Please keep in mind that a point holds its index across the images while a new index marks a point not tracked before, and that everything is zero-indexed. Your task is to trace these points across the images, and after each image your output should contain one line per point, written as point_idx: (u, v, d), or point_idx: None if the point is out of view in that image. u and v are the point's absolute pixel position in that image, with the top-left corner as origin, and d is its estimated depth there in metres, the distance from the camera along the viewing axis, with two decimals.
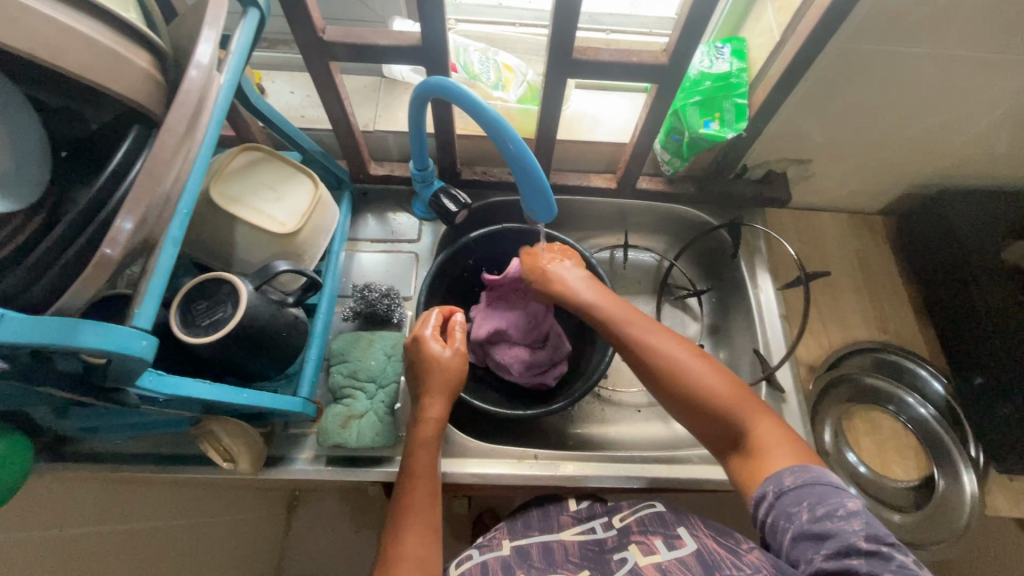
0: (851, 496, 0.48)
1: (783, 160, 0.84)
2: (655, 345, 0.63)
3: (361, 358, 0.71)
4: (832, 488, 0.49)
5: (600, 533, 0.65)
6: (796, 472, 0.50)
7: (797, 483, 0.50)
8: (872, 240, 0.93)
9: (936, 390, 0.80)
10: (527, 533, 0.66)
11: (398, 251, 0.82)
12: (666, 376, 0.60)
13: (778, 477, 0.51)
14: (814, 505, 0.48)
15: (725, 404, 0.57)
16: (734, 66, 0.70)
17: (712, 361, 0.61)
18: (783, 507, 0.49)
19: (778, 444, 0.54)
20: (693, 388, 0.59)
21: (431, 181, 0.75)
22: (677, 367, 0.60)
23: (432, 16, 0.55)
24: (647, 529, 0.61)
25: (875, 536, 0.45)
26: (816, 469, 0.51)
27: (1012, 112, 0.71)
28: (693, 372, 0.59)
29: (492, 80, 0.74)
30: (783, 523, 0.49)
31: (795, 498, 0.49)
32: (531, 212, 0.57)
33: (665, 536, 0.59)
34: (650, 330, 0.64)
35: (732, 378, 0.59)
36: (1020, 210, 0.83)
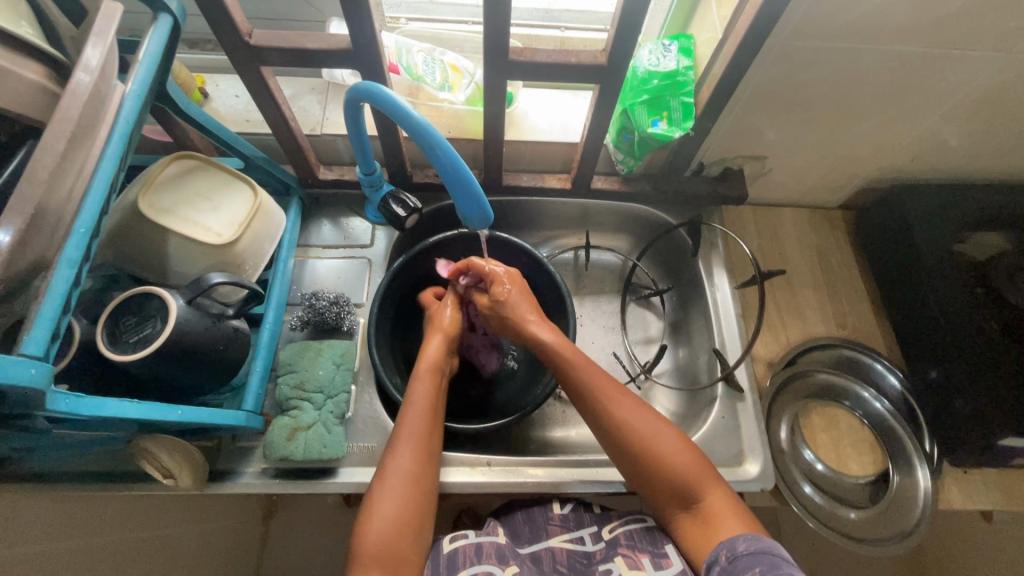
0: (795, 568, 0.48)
1: (739, 157, 0.83)
2: (612, 400, 0.62)
3: (309, 368, 0.69)
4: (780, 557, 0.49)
5: (588, 545, 0.64)
6: (750, 539, 0.51)
7: (749, 549, 0.50)
8: (832, 235, 0.93)
9: (892, 384, 0.80)
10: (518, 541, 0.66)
11: (350, 257, 0.81)
12: (617, 437, 0.60)
13: (731, 542, 0.52)
14: (765, 572, 0.48)
15: (677, 471, 0.57)
16: (681, 64, 0.69)
17: (674, 428, 0.61)
18: (734, 571, 0.49)
19: (726, 514, 0.55)
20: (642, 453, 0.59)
21: (379, 186, 0.73)
22: (631, 429, 0.60)
23: (360, 19, 0.53)
24: (634, 545, 0.61)
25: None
26: (767, 539, 0.51)
27: (958, 107, 0.71)
28: (653, 439, 0.59)
29: (438, 81, 0.73)
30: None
31: (747, 562, 0.49)
32: (466, 218, 0.56)
33: (652, 554, 0.59)
34: (608, 385, 0.63)
35: (691, 447, 0.59)
36: (975, 202, 0.83)
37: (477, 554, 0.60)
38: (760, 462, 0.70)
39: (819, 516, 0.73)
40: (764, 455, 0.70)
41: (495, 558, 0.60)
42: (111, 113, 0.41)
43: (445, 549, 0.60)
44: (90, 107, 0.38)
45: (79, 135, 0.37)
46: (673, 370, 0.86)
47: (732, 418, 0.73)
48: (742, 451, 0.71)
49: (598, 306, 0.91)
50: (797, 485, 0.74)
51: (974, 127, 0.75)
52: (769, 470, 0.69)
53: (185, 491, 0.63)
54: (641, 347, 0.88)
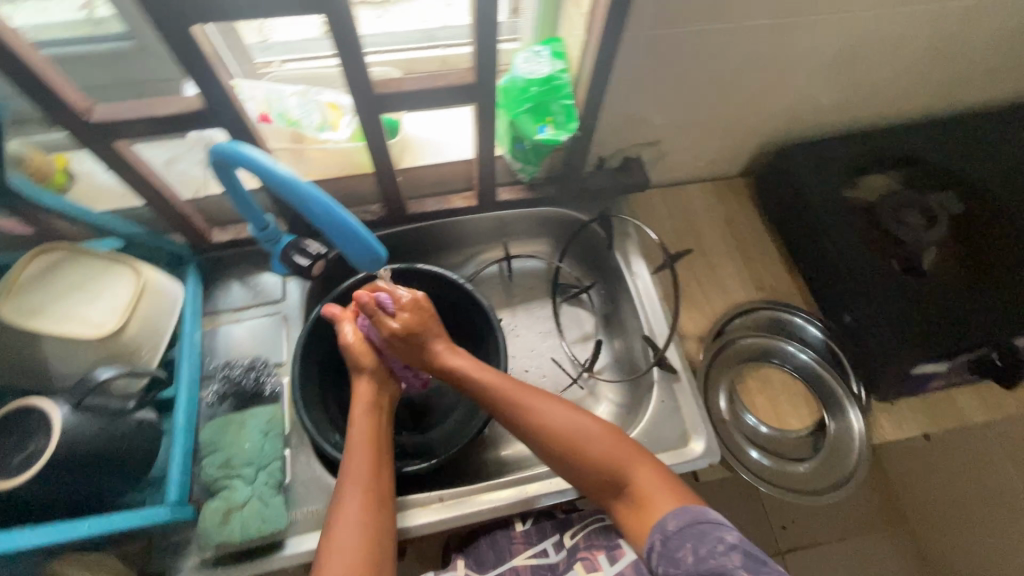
0: (729, 529, 0.50)
1: (635, 145, 0.85)
2: (526, 404, 0.61)
3: (233, 443, 0.65)
4: (710, 525, 0.50)
5: (551, 556, 0.66)
6: (679, 514, 0.52)
7: (679, 526, 0.51)
8: (738, 203, 0.97)
9: (814, 333, 0.84)
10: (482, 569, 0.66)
11: (262, 316, 0.77)
12: (544, 440, 0.59)
13: (661, 523, 0.52)
14: (696, 547, 0.49)
15: (603, 463, 0.57)
16: (555, 68, 0.69)
17: (598, 419, 0.60)
18: (669, 553, 0.50)
19: (655, 492, 0.54)
20: (566, 444, 0.58)
21: (278, 238, 0.71)
22: (557, 432, 0.59)
23: (206, 78, 0.51)
24: (592, 546, 0.65)
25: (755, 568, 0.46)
26: (693, 508, 0.52)
27: (819, 67, 0.75)
28: (579, 438, 0.58)
29: (317, 122, 0.70)
30: (671, 568, 0.49)
31: (679, 541, 0.50)
32: (359, 266, 0.55)
33: (607, 549, 0.65)
34: (521, 390, 0.62)
35: (614, 433, 0.59)
36: (854, 151, 0.89)
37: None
38: (704, 439, 0.71)
39: (769, 479, 0.75)
40: (707, 431, 0.72)
41: None
42: None
43: None
44: None
45: None
46: (614, 362, 0.87)
47: (672, 401, 0.75)
48: (686, 431, 0.72)
49: (531, 314, 0.91)
50: (744, 452, 0.76)
51: (836, 83, 0.80)
52: (714, 445, 0.71)
53: None
54: (580, 345, 0.88)
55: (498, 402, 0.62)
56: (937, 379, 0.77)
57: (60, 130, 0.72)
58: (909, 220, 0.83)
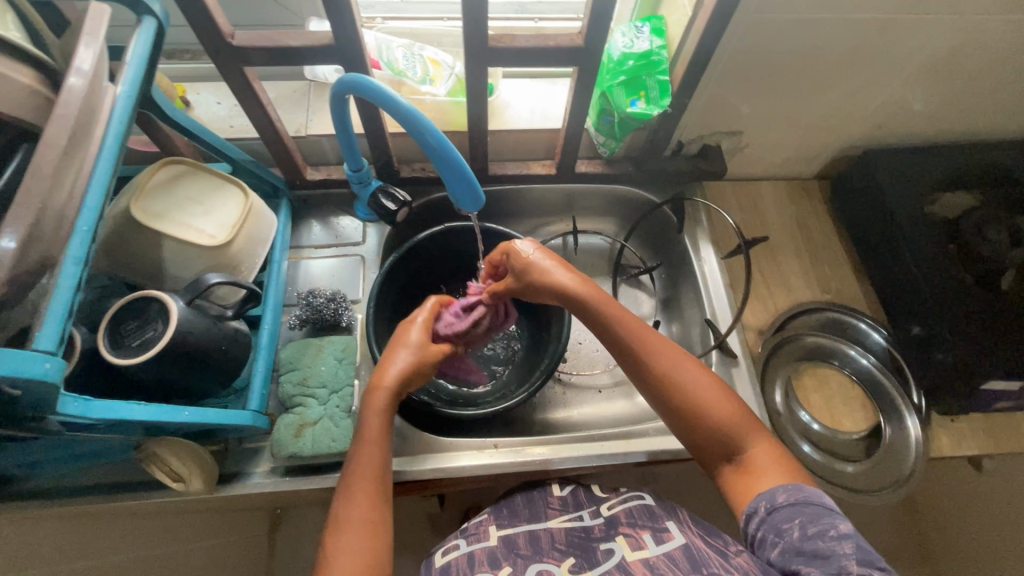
0: (841, 517, 0.48)
1: (716, 133, 0.86)
2: (651, 349, 0.60)
3: (311, 365, 0.70)
4: (822, 508, 0.49)
5: (586, 520, 0.65)
6: (790, 490, 0.50)
7: (790, 501, 0.49)
8: (811, 205, 0.96)
9: (876, 340, 0.83)
10: (514, 521, 0.67)
11: (342, 256, 0.81)
12: (664, 387, 0.58)
13: (770, 494, 0.51)
14: (805, 525, 0.47)
15: (723, 420, 0.56)
16: (655, 44, 0.71)
17: (721, 381, 0.59)
18: (773, 523, 0.49)
19: (769, 464, 0.54)
20: (688, 393, 0.57)
21: (368, 182, 0.75)
22: (682, 376, 0.58)
23: (341, 15, 0.55)
24: (635, 524, 0.62)
25: (867, 560, 0.44)
26: (810, 489, 0.51)
27: (919, 71, 0.75)
28: (700, 391, 0.57)
29: (419, 75, 0.74)
30: (772, 538, 0.49)
31: (786, 515, 0.49)
32: (458, 203, 0.58)
33: (653, 530, 0.61)
34: (646, 333, 0.61)
35: (733, 396, 0.58)
36: (944, 164, 0.87)
37: (470, 564, 0.61)
38: (758, 424, 0.72)
39: (820, 474, 0.74)
40: (761, 418, 0.72)
41: (488, 564, 0.61)
42: (104, 115, 0.42)
43: (437, 565, 0.63)
44: (84, 106, 0.38)
45: (77, 134, 0.38)
46: None
47: (727, 384, 0.76)
48: None
49: None
50: (795, 445, 0.76)
51: (936, 88, 0.78)
52: (767, 431, 0.71)
53: (197, 496, 0.63)
54: None
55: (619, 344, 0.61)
56: (1006, 399, 0.75)
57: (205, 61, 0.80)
58: (993, 237, 0.81)
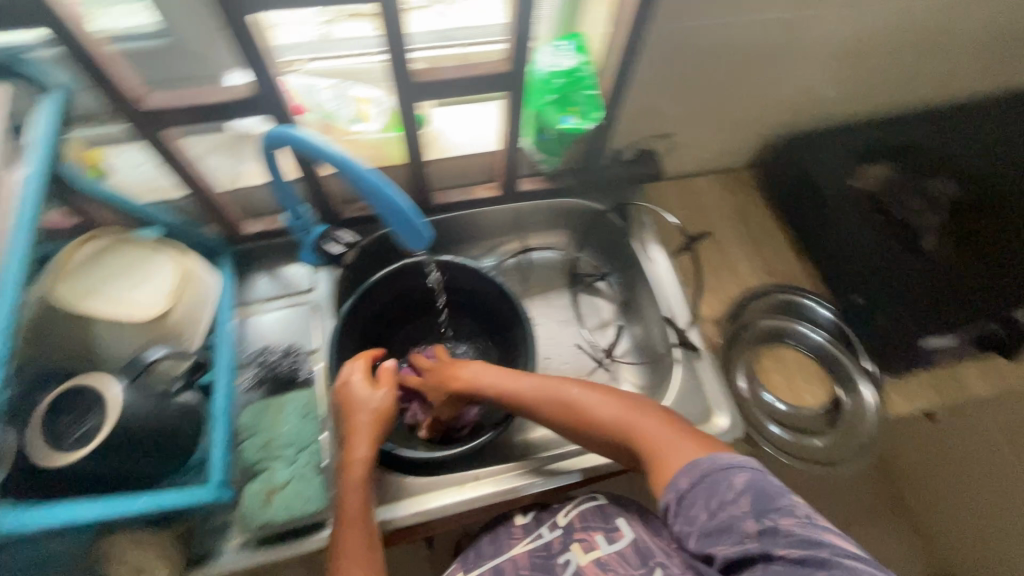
0: (735, 471, 0.50)
1: (649, 138, 0.89)
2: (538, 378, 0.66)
3: (272, 428, 0.67)
4: (715, 474, 0.50)
5: (546, 535, 0.68)
6: (689, 471, 0.51)
7: (691, 481, 0.51)
8: (746, 194, 1.00)
9: (825, 316, 0.86)
10: (479, 562, 0.68)
11: (292, 306, 0.78)
12: (560, 411, 0.63)
13: (674, 481, 0.52)
14: (708, 500, 0.49)
15: (613, 421, 0.60)
16: (578, 61, 0.72)
17: (611, 388, 0.63)
18: (684, 511, 0.50)
19: (666, 445, 0.55)
20: (579, 408, 0.62)
21: (310, 228, 0.74)
22: (567, 396, 0.63)
23: (258, 66, 0.54)
24: (589, 526, 0.67)
25: (762, 512, 0.47)
26: (703, 458, 0.52)
27: (822, 61, 0.80)
28: (591, 412, 0.61)
29: (349, 115, 0.72)
30: (686, 527, 0.50)
31: (690, 497, 0.50)
32: (404, 242, 0.58)
33: (606, 530, 0.66)
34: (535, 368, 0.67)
35: (622, 398, 0.62)
36: (858, 142, 0.93)
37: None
38: (727, 414, 0.74)
39: (791, 452, 0.77)
40: (730, 407, 0.74)
41: None
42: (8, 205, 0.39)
43: None
44: None
45: None
46: (633, 347, 0.90)
47: (693, 379, 0.78)
48: (709, 408, 0.75)
49: (551, 302, 0.94)
50: (764, 427, 0.78)
51: (840, 74, 0.84)
52: (737, 419, 0.73)
53: None
54: (600, 332, 0.91)
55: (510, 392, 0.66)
56: (947, 355, 0.81)
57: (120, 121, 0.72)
58: (911, 206, 0.89)
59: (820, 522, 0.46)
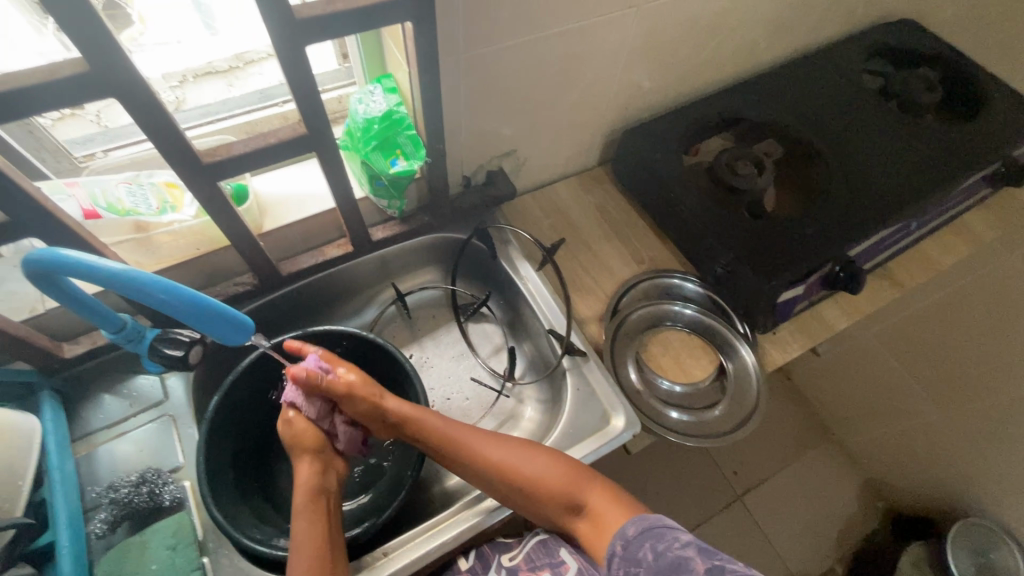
0: (682, 530, 0.56)
1: (493, 158, 0.89)
2: (478, 450, 0.65)
3: (137, 570, 0.59)
4: (664, 527, 0.57)
5: None
6: (637, 522, 0.59)
7: (639, 531, 0.57)
8: (604, 190, 1.04)
9: (692, 289, 0.92)
10: None
11: (143, 423, 0.70)
12: (500, 480, 0.63)
13: (622, 531, 0.58)
14: (655, 545, 0.55)
15: (556, 485, 0.62)
16: (391, 102, 0.71)
17: (546, 449, 0.65)
18: (631, 556, 0.56)
19: (608, 508, 0.62)
20: (520, 477, 0.63)
21: (141, 335, 0.66)
22: (508, 465, 0.63)
23: (0, 183, 0.47)
24: (535, 565, 0.68)
25: (707, 555, 0.52)
26: (651, 515, 0.59)
27: (629, 57, 0.84)
28: (539, 470, 0.63)
29: (155, 206, 0.67)
30: (633, 570, 0.55)
31: (639, 544, 0.56)
32: (225, 339, 0.52)
33: (551, 566, 0.68)
34: (468, 436, 0.66)
35: (559, 459, 0.64)
36: (686, 122, 0.99)
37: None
38: (623, 412, 0.74)
39: (692, 430, 0.80)
40: (624, 405, 0.75)
41: None
42: None
43: None
44: None
45: None
46: (529, 365, 0.89)
47: (585, 385, 0.78)
48: (606, 410, 0.75)
49: (439, 341, 0.92)
50: (662, 414, 0.80)
51: (650, 66, 0.89)
52: (633, 415, 0.74)
53: None
54: (494, 359, 0.90)
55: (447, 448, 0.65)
56: (800, 301, 0.86)
57: None
58: (743, 171, 0.93)
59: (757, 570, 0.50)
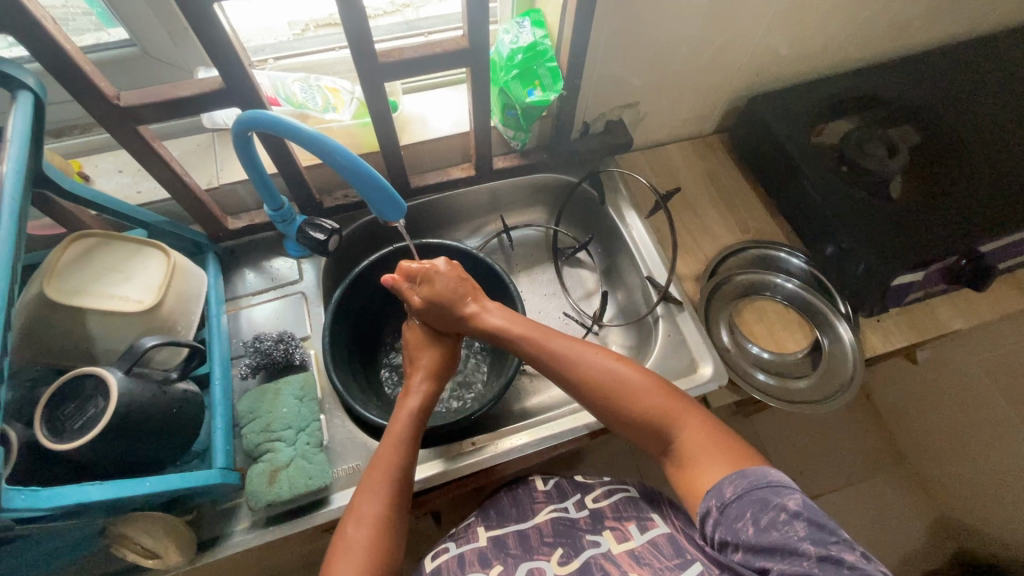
0: (791, 492, 0.50)
1: (616, 109, 0.91)
2: (572, 361, 0.64)
3: (272, 411, 0.68)
4: (769, 488, 0.50)
5: (572, 511, 0.73)
6: (736, 480, 0.52)
7: (737, 493, 0.51)
8: (717, 158, 1.03)
9: (797, 264, 0.90)
10: (503, 522, 0.74)
11: (280, 297, 0.80)
12: (591, 395, 0.62)
13: (718, 490, 0.53)
14: (756, 515, 0.49)
15: (649, 412, 0.60)
16: (537, 35, 0.76)
17: (648, 376, 0.62)
18: (728, 522, 0.51)
19: (705, 451, 0.56)
20: (613, 395, 0.61)
21: (292, 218, 0.75)
22: (601, 381, 0.62)
23: (226, 55, 0.56)
24: (621, 516, 0.69)
25: (820, 539, 0.46)
26: (754, 472, 0.52)
27: (774, 19, 0.83)
28: (636, 395, 0.60)
29: (321, 104, 0.76)
30: (731, 538, 0.50)
31: (738, 510, 0.51)
32: (381, 213, 0.60)
33: (638, 519, 0.68)
34: (566, 346, 0.65)
35: (660, 388, 0.61)
36: (817, 97, 0.96)
37: (460, 564, 0.68)
38: (711, 362, 0.76)
39: (777, 395, 0.80)
40: (713, 355, 0.77)
41: (479, 563, 0.68)
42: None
43: (428, 568, 0.71)
44: None
45: None
46: (618, 313, 0.92)
47: (676, 333, 0.80)
48: (694, 359, 0.77)
49: (534, 277, 0.96)
50: (749, 375, 0.81)
51: (793, 32, 0.87)
52: (721, 367, 0.76)
53: (178, 569, 0.61)
54: (585, 302, 0.93)
55: (537, 358, 0.66)
56: (914, 290, 0.83)
57: (100, 131, 0.78)
58: (873, 152, 0.89)
59: (875, 560, 0.46)
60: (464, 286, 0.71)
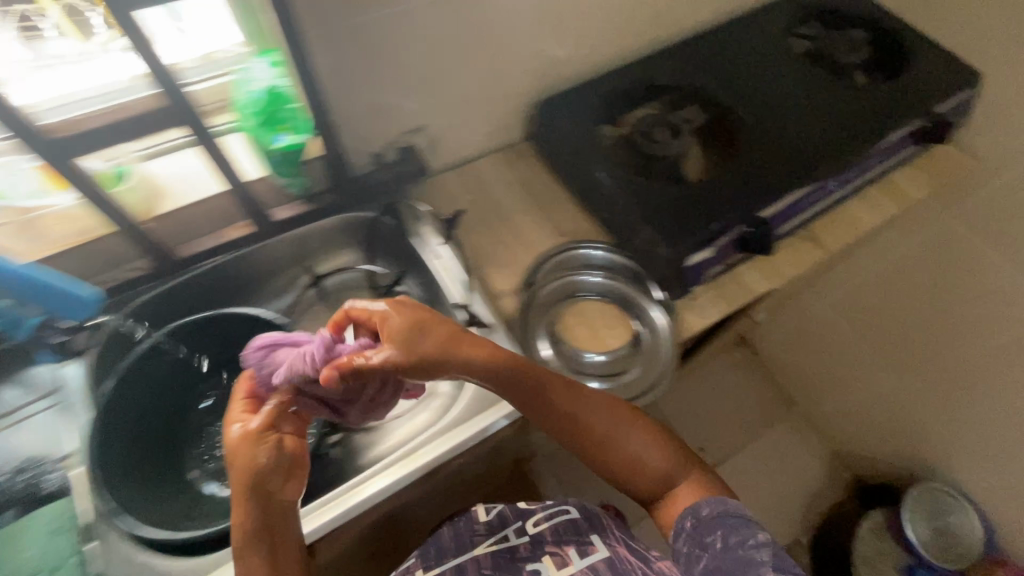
0: (760, 529, 0.57)
1: (402, 134, 0.88)
2: (573, 407, 0.66)
3: (19, 553, 0.63)
4: (742, 520, 0.58)
5: (512, 540, 0.68)
6: (711, 503, 0.60)
7: (712, 514, 0.59)
8: (529, 164, 1.02)
9: (599, 255, 0.88)
10: (439, 561, 0.68)
11: (37, 411, 0.70)
12: (582, 442, 0.66)
13: (695, 508, 0.61)
14: (727, 536, 0.56)
15: (648, 458, 0.66)
16: (275, 75, 0.68)
17: (641, 425, 0.67)
18: (698, 537, 0.58)
19: (695, 494, 0.65)
20: (607, 443, 0.66)
21: (23, 320, 0.69)
22: (594, 426, 0.65)
23: None
24: (562, 540, 0.66)
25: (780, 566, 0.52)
26: (730, 503, 0.60)
27: (528, 23, 0.83)
28: (634, 442, 0.66)
29: (29, 191, 0.64)
30: (697, 551, 0.57)
31: (709, 528, 0.58)
32: (68, 315, 0.71)
33: (579, 543, 0.65)
34: (569, 392, 0.66)
35: (654, 436, 0.67)
36: (604, 91, 0.98)
37: None
38: None
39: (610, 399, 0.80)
40: None
41: None
42: None
43: None
44: None
45: None
46: None
47: None
48: None
49: None
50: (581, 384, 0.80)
51: (556, 33, 0.88)
52: None
53: None
54: None
55: (534, 407, 0.66)
56: (713, 265, 0.85)
57: None
58: (660, 138, 0.93)
59: None
60: (432, 338, 0.62)
